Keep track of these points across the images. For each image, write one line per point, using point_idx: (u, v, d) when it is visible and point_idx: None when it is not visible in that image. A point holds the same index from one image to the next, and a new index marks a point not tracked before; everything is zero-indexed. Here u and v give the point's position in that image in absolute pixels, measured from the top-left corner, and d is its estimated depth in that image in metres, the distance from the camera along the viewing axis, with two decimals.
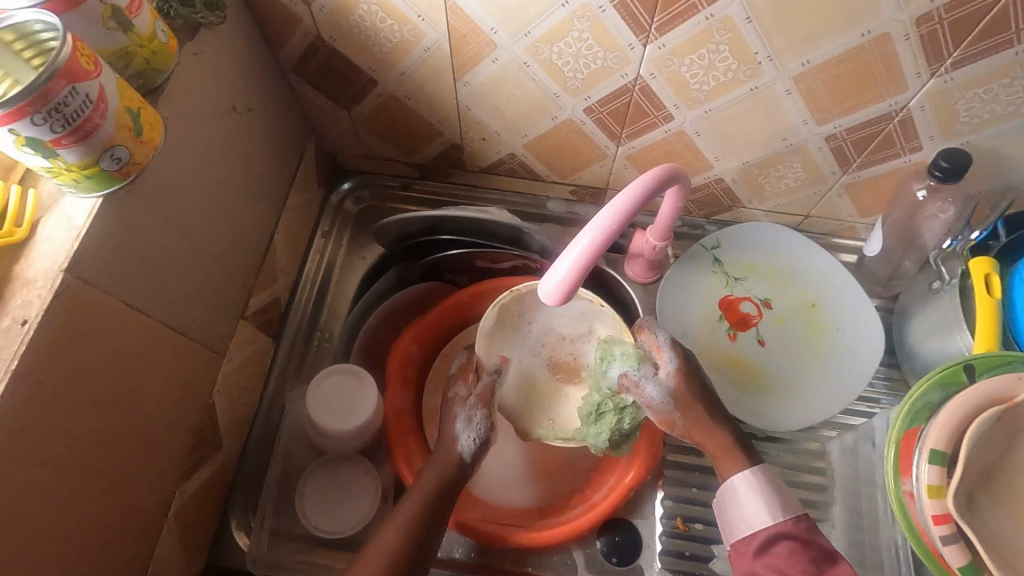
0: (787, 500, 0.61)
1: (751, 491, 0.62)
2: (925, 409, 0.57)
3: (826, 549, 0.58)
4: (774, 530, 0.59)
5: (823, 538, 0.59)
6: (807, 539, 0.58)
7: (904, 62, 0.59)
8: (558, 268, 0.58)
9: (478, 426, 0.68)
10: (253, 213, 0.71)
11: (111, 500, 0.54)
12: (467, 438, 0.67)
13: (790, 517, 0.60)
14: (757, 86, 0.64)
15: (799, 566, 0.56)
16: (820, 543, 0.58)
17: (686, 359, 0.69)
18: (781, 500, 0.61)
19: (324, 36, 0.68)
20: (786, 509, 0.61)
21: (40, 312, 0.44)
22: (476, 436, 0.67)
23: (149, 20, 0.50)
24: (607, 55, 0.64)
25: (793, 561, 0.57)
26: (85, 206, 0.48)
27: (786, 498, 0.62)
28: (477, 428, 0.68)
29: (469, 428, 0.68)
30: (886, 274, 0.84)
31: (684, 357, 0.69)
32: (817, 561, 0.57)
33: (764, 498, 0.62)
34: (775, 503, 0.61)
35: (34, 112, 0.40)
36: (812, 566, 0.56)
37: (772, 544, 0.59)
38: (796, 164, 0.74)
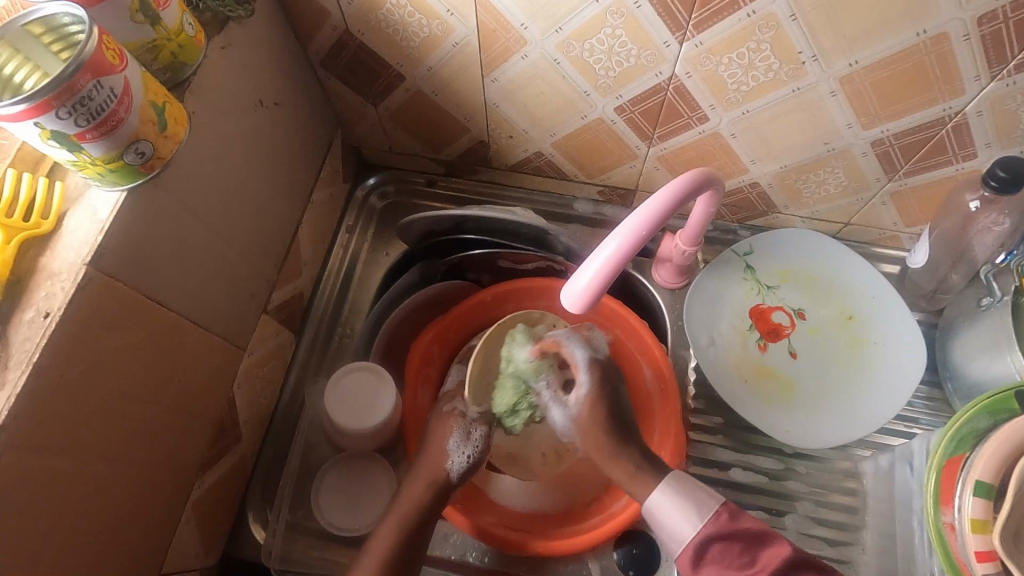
0: (700, 494, 0.59)
1: (666, 495, 0.59)
2: (970, 436, 0.54)
3: (754, 534, 0.56)
4: (701, 532, 0.56)
5: (747, 521, 0.57)
6: (733, 532, 0.56)
7: (961, 65, 0.55)
8: (581, 275, 0.57)
9: (473, 445, 0.68)
10: (278, 208, 0.71)
11: (129, 490, 0.54)
12: (458, 456, 0.67)
13: (711, 514, 0.57)
14: (800, 87, 0.61)
15: (736, 563, 0.54)
16: (741, 530, 0.56)
17: (599, 385, 0.67)
18: (697, 497, 0.58)
19: (352, 30, 0.67)
20: (704, 504, 0.58)
21: (62, 304, 0.44)
22: (470, 455, 0.67)
23: (178, 14, 0.50)
24: (641, 53, 0.61)
25: (728, 564, 0.54)
26: (110, 200, 0.48)
27: (699, 496, 0.59)
28: (473, 447, 0.68)
29: (465, 446, 0.68)
30: (931, 287, 0.79)
31: (599, 382, 0.68)
32: (750, 552, 0.55)
33: (678, 497, 0.59)
34: (691, 500, 0.58)
35: (59, 106, 0.40)
36: (748, 562, 0.54)
37: (703, 550, 0.56)
38: (837, 169, 0.71)
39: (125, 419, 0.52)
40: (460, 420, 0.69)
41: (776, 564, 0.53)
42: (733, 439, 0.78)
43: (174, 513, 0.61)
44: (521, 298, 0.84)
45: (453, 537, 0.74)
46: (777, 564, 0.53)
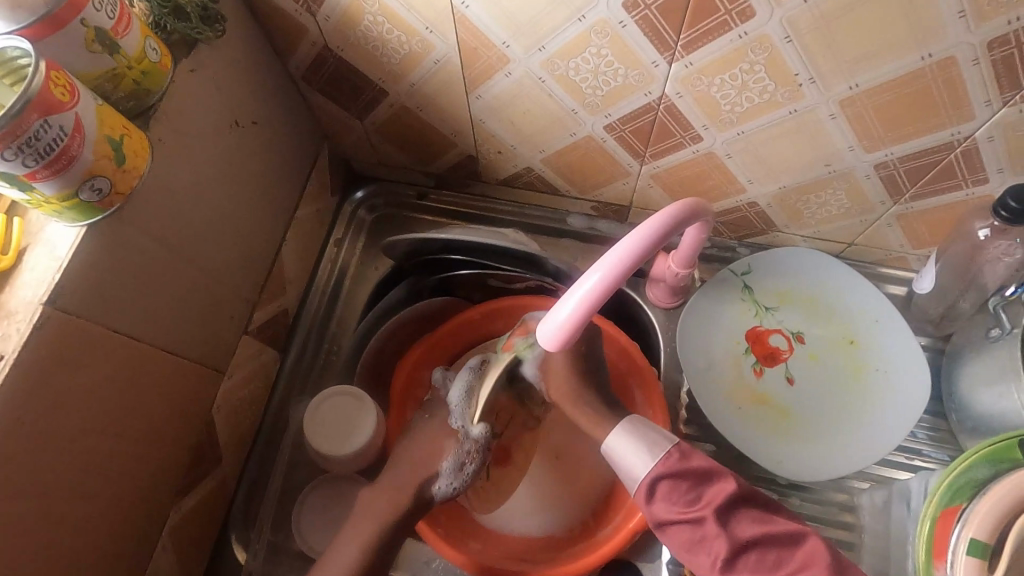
0: (657, 435, 0.60)
1: (624, 436, 0.61)
2: (968, 486, 0.51)
3: (701, 469, 0.56)
4: (652, 468, 0.57)
5: (697, 459, 0.57)
6: (680, 469, 0.57)
7: (970, 90, 0.52)
8: (560, 308, 0.55)
9: (463, 477, 0.69)
10: (258, 228, 0.70)
11: (97, 524, 0.54)
12: (447, 484, 0.68)
13: (663, 454, 0.58)
14: (797, 109, 0.58)
15: (684, 496, 0.55)
16: (690, 470, 0.56)
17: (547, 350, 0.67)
18: (649, 437, 0.60)
19: (331, 46, 0.65)
20: (657, 444, 0.59)
21: (16, 347, 0.44)
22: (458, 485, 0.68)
23: (139, 39, 0.49)
24: (628, 72, 0.58)
25: (674, 500, 0.55)
26: (70, 235, 0.47)
27: (656, 438, 0.59)
28: (461, 480, 0.68)
29: (455, 476, 0.68)
30: (939, 313, 0.75)
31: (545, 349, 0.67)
32: (696, 487, 0.56)
33: (634, 437, 0.60)
34: (646, 441, 0.59)
35: (4, 148, 0.39)
36: (693, 496, 0.55)
37: (654, 487, 0.57)
38: (839, 191, 0.67)
39: (91, 454, 0.51)
40: (457, 445, 0.69)
41: (719, 495, 0.54)
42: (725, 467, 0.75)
43: (148, 541, 0.61)
44: (510, 317, 0.82)
45: (435, 562, 0.73)
46: (720, 494, 0.54)
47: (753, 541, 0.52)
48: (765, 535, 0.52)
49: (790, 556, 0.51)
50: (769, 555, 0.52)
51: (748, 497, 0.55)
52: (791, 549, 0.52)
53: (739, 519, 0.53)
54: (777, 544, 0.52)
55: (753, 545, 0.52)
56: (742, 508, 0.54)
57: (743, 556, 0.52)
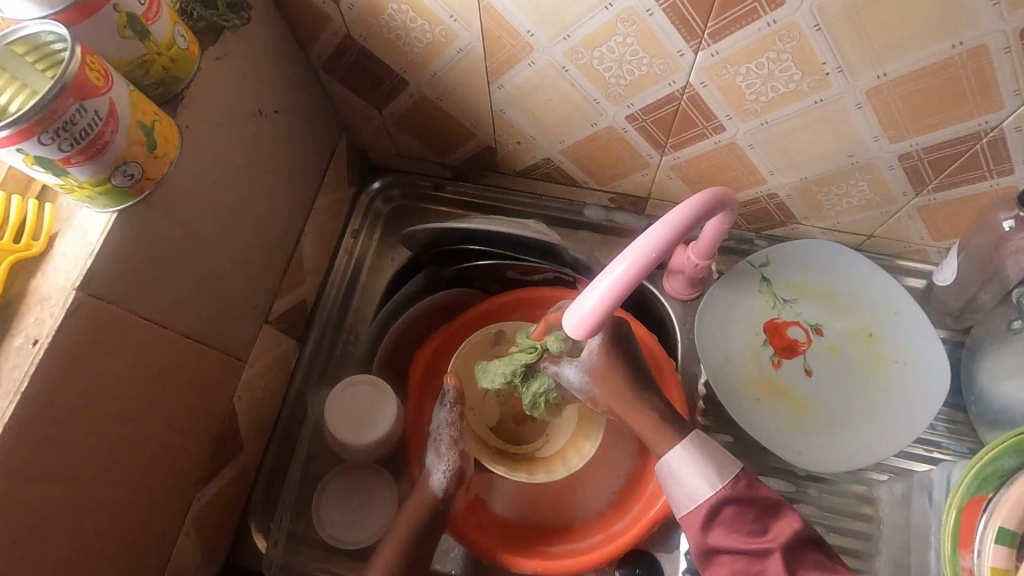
0: (723, 458, 0.60)
1: (689, 454, 0.60)
2: (995, 476, 0.51)
3: (768, 501, 0.58)
4: (718, 492, 0.58)
5: (764, 490, 0.59)
6: (747, 497, 0.58)
7: (1000, 78, 0.51)
8: (587, 295, 0.55)
9: (446, 460, 0.68)
10: (279, 218, 0.70)
11: (124, 509, 0.54)
12: (439, 473, 0.67)
13: (730, 479, 0.59)
14: (823, 98, 0.57)
15: (747, 526, 0.57)
16: (758, 501, 0.58)
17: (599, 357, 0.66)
18: (717, 459, 0.60)
19: (354, 35, 0.65)
20: (725, 468, 0.59)
21: (50, 332, 0.44)
22: (447, 468, 0.67)
23: (168, 26, 0.49)
24: (653, 61, 0.58)
25: (737, 528, 0.57)
26: (101, 221, 0.47)
27: (723, 463, 0.60)
28: (447, 461, 0.68)
29: (440, 461, 0.68)
30: (958, 306, 0.75)
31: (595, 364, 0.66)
32: (761, 518, 0.57)
33: (701, 458, 0.60)
34: (714, 463, 0.60)
35: (41, 132, 0.39)
36: (759, 527, 0.57)
37: (717, 512, 0.58)
38: (861, 182, 0.67)
39: (119, 439, 0.52)
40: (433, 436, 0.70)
41: (788, 532, 0.56)
42: (744, 458, 0.75)
43: (173, 527, 0.61)
44: (527, 309, 0.82)
45: (453, 551, 0.74)
46: (788, 531, 0.56)
47: None
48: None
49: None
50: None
51: (816, 541, 0.57)
52: None
53: (803, 560, 0.55)
54: None
55: None
56: (805, 550, 0.56)
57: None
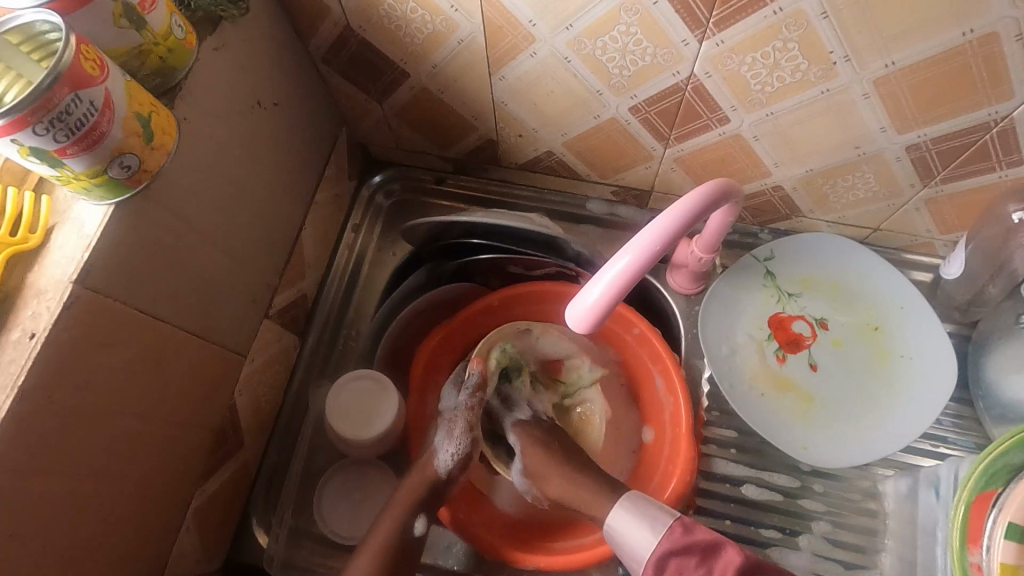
0: (655, 510, 0.61)
1: (624, 514, 0.62)
2: (1005, 471, 0.50)
3: (707, 543, 0.58)
4: (658, 545, 0.59)
5: (699, 532, 0.59)
6: (685, 543, 0.58)
7: (1012, 67, 0.50)
8: (589, 289, 0.54)
9: (455, 443, 0.69)
10: (279, 211, 0.69)
11: (123, 504, 0.54)
12: (446, 453, 0.69)
13: (665, 530, 0.60)
14: (829, 88, 0.56)
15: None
16: (693, 544, 0.58)
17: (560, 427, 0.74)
18: (650, 512, 0.62)
19: (353, 26, 0.64)
20: (659, 519, 0.61)
21: (47, 325, 0.44)
22: (455, 450, 0.69)
23: (166, 15, 0.48)
24: (657, 51, 0.57)
25: None
26: (97, 214, 0.47)
27: (653, 513, 0.61)
28: (456, 443, 0.69)
29: (449, 441, 0.70)
30: (966, 299, 0.74)
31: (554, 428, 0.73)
32: (704, 563, 0.57)
33: (634, 515, 0.62)
34: (647, 517, 0.61)
35: (36, 122, 0.38)
36: (703, 574, 0.56)
37: (661, 565, 0.58)
38: (868, 174, 0.66)
39: (118, 434, 0.51)
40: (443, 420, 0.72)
41: (729, 570, 0.55)
42: (748, 454, 0.75)
43: (173, 523, 0.61)
44: (529, 303, 0.82)
45: (454, 546, 0.73)
46: (730, 568, 0.55)
47: None
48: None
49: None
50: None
51: (755, 568, 0.56)
52: None
53: None
54: None
55: None
56: None
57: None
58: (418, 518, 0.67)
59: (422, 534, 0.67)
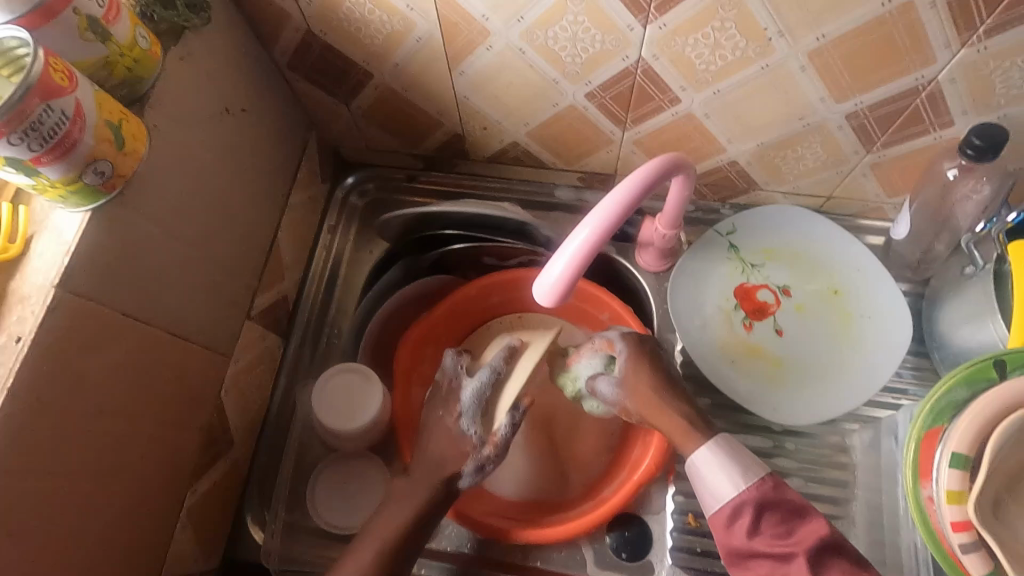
0: (748, 460, 0.58)
1: (714, 455, 0.58)
2: (949, 408, 0.53)
3: (795, 504, 0.55)
4: (743, 494, 0.56)
5: (790, 492, 0.56)
6: (773, 499, 0.56)
7: (930, 33, 0.54)
8: (552, 265, 0.55)
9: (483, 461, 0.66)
10: (254, 214, 0.71)
11: (118, 503, 0.55)
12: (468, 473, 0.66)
13: (756, 480, 0.57)
14: (768, 64, 0.60)
15: (771, 532, 0.54)
16: (783, 502, 0.56)
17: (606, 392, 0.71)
18: (744, 463, 0.58)
19: (314, 30, 0.67)
20: (751, 470, 0.57)
21: (32, 328, 0.45)
22: (480, 473, 0.66)
23: (130, 28, 0.50)
24: (605, 38, 0.60)
25: (759, 533, 0.55)
26: (74, 221, 0.48)
27: (749, 464, 0.58)
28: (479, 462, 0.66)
29: (469, 463, 0.65)
30: (916, 257, 0.78)
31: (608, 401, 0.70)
32: (786, 522, 0.55)
33: (726, 461, 0.58)
34: (739, 466, 0.58)
35: (10, 132, 0.40)
36: (783, 531, 0.54)
37: (739, 513, 0.56)
38: (815, 144, 0.70)
39: (109, 435, 0.53)
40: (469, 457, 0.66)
41: (812, 539, 0.53)
42: (723, 419, 0.78)
43: (166, 522, 0.62)
44: (505, 292, 0.85)
45: (447, 529, 0.75)
46: (814, 537, 0.53)
47: None
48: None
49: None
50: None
51: (839, 547, 0.54)
52: None
53: (827, 567, 0.52)
54: None
55: None
56: (832, 555, 0.53)
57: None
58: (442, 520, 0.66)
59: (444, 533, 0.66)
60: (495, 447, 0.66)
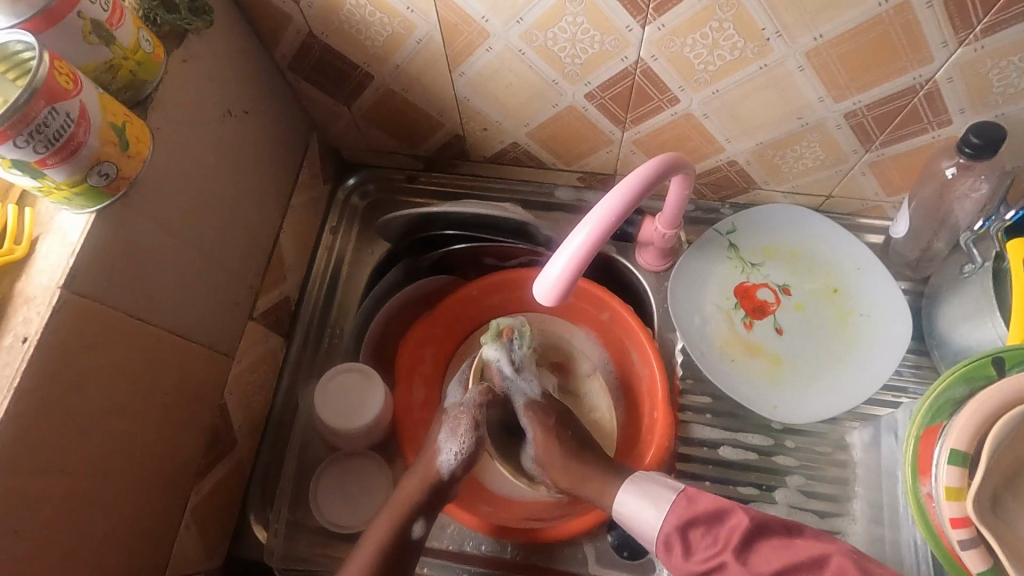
0: (659, 485, 0.63)
1: (629, 496, 0.64)
2: (947, 405, 0.54)
3: (709, 512, 0.59)
4: (664, 522, 0.61)
5: (703, 501, 0.60)
6: (691, 516, 0.60)
7: (927, 33, 0.55)
8: (552, 265, 0.56)
9: (460, 439, 0.71)
10: (257, 215, 0.72)
11: (122, 502, 0.56)
12: (448, 452, 0.70)
13: (671, 504, 0.61)
14: (767, 64, 0.60)
15: (703, 545, 0.59)
16: (700, 514, 0.60)
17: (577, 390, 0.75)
18: (655, 490, 0.63)
19: (315, 33, 0.67)
20: (663, 496, 0.62)
21: (38, 329, 0.46)
22: (460, 448, 0.70)
23: (133, 31, 0.51)
24: (604, 39, 0.61)
25: (692, 552, 0.59)
26: (80, 222, 0.49)
27: (660, 491, 0.63)
28: (460, 442, 0.70)
29: (453, 440, 0.71)
30: (915, 256, 0.79)
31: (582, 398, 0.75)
32: (710, 531, 0.59)
33: (640, 496, 0.63)
34: (651, 494, 0.63)
35: (16, 135, 0.41)
36: (711, 541, 0.59)
37: (670, 540, 0.60)
38: (814, 143, 0.70)
39: (114, 434, 0.54)
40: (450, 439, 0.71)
41: (734, 535, 0.57)
42: (723, 418, 0.78)
43: (170, 520, 0.63)
44: (505, 291, 0.85)
45: (449, 527, 0.75)
46: (736, 536, 0.57)
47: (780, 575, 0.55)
48: (787, 566, 0.55)
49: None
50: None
51: (762, 529, 0.58)
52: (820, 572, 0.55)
53: (761, 555, 0.57)
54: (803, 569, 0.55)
55: None
56: (760, 541, 0.57)
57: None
58: (418, 520, 0.67)
59: (419, 538, 0.67)
60: (473, 420, 0.72)
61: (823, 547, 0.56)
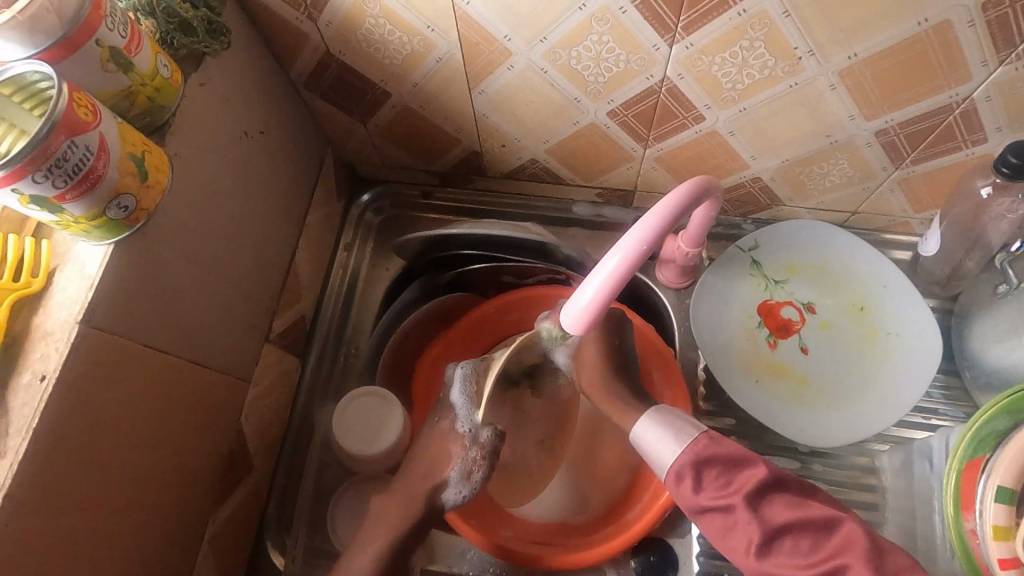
0: (683, 422, 0.61)
1: (650, 426, 0.62)
2: (989, 437, 0.52)
3: (730, 456, 0.57)
4: (680, 455, 0.58)
5: (725, 444, 0.58)
6: (708, 456, 0.57)
7: (967, 52, 0.53)
8: (582, 292, 0.55)
9: (470, 484, 0.68)
10: (273, 236, 0.70)
11: (140, 536, 0.55)
12: (454, 490, 0.67)
13: (691, 441, 0.59)
14: (797, 82, 0.59)
15: (714, 484, 0.56)
16: (717, 456, 0.57)
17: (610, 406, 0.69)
18: (678, 426, 0.61)
19: (333, 51, 0.66)
20: (685, 432, 0.60)
21: (57, 366, 0.45)
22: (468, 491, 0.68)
23: (151, 57, 0.50)
24: (630, 57, 0.59)
25: (703, 489, 0.56)
26: (98, 254, 0.48)
27: (684, 426, 0.60)
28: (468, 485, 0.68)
29: (464, 483, 0.68)
30: (945, 274, 0.77)
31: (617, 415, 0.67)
32: (726, 473, 0.56)
33: (662, 428, 0.61)
34: (674, 430, 0.61)
35: (35, 171, 0.40)
36: (723, 482, 0.56)
37: (683, 474, 0.57)
38: (842, 160, 0.68)
39: (133, 467, 0.52)
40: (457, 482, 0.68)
41: (751, 481, 0.55)
42: (747, 440, 0.76)
43: (188, 550, 0.62)
44: (523, 309, 0.83)
45: (469, 553, 0.74)
46: (752, 482, 0.55)
47: (787, 526, 0.52)
48: (799, 521, 0.52)
49: (825, 541, 0.51)
50: (803, 540, 0.52)
51: (780, 482, 0.55)
52: (826, 537, 0.52)
53: (771, 504, 0.54)
54: (811, 530, 0.52)
55: (786, 530, 0.53)
56: (774, 493, 0.55)
57: (777, 542, 0.52)
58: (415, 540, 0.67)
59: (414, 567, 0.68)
60: (487, 466, 0.68)
61: (835, 510, 0.53)
